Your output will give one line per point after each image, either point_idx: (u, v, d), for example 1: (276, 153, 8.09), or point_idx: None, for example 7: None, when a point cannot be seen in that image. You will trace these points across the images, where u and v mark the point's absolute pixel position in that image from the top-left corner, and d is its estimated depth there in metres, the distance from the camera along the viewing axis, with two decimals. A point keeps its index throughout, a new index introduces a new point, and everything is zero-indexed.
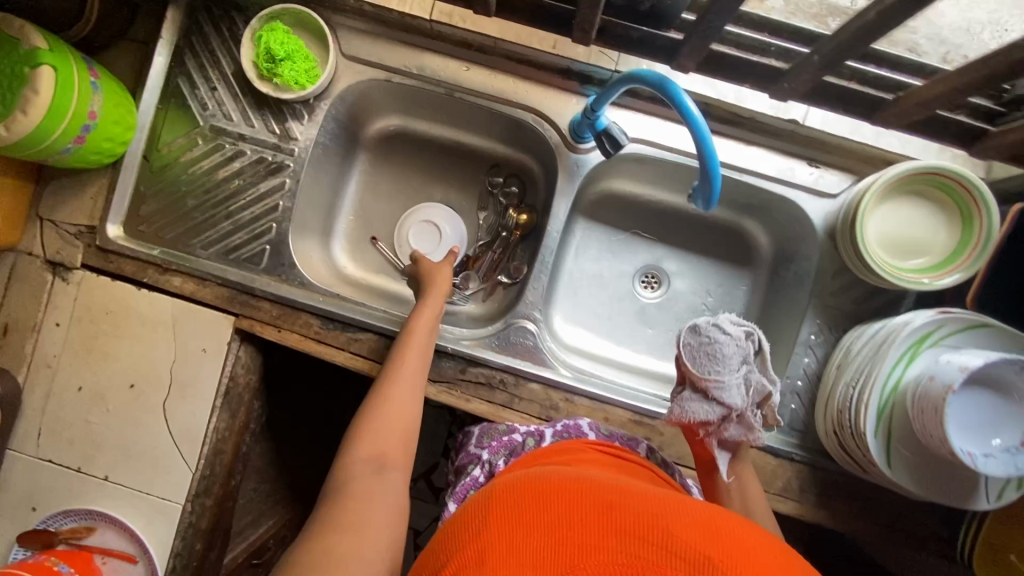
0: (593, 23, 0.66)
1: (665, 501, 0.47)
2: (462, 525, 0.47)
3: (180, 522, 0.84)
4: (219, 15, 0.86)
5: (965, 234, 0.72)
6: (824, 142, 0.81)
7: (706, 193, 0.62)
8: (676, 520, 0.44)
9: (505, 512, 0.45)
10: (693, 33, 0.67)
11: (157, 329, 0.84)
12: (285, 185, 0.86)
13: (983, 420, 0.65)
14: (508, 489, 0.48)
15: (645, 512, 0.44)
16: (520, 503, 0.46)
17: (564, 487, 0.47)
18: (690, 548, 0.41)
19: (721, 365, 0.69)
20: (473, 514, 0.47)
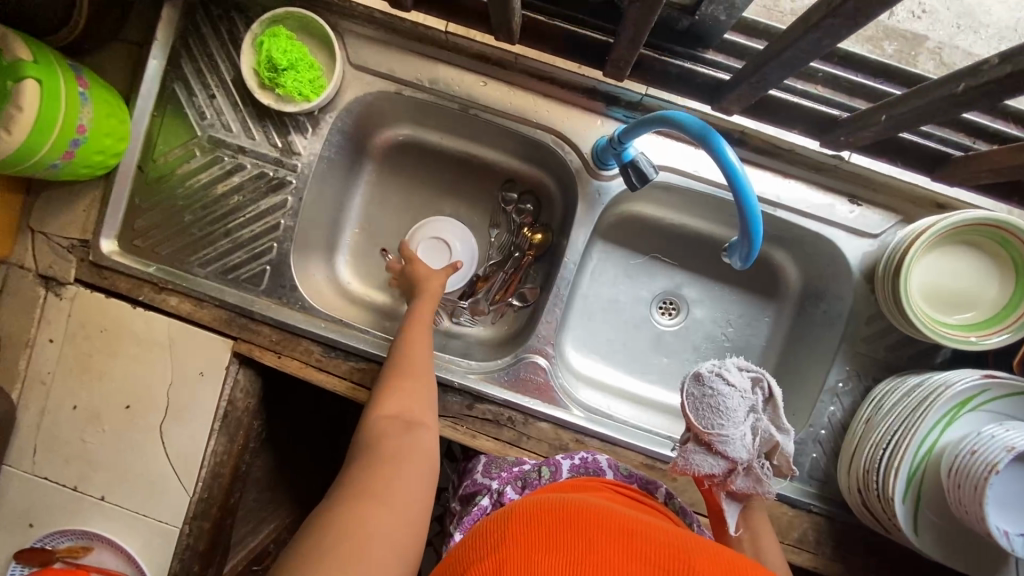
0: (629, 62, 0.61)
1: (685, 537, 0.47)
2: (480, 539, 0.45)
3: (178, 544, 0.82)
4: (218, 15, 0.80)
5: (1018, 291, 0.67)
6: (869, 179, 0.75)
7: (745, 251, 0.57)
8: (698, 555, 0.44)
9: (529, 528, 0.44)
10: (744, 81, 0.61)
11: (154, 349, 0.81)
12: (287, 203, 0.81)
13: (1023, 499, 0.61)
14: (531, 506, 0.47)
15: (667, 545, 0.45)
16: (545, 523, 0.44)
17: (589, 512, 0.46)
18: None
19: (722, 418, 0.64)
20: (493, 526, 0.46)
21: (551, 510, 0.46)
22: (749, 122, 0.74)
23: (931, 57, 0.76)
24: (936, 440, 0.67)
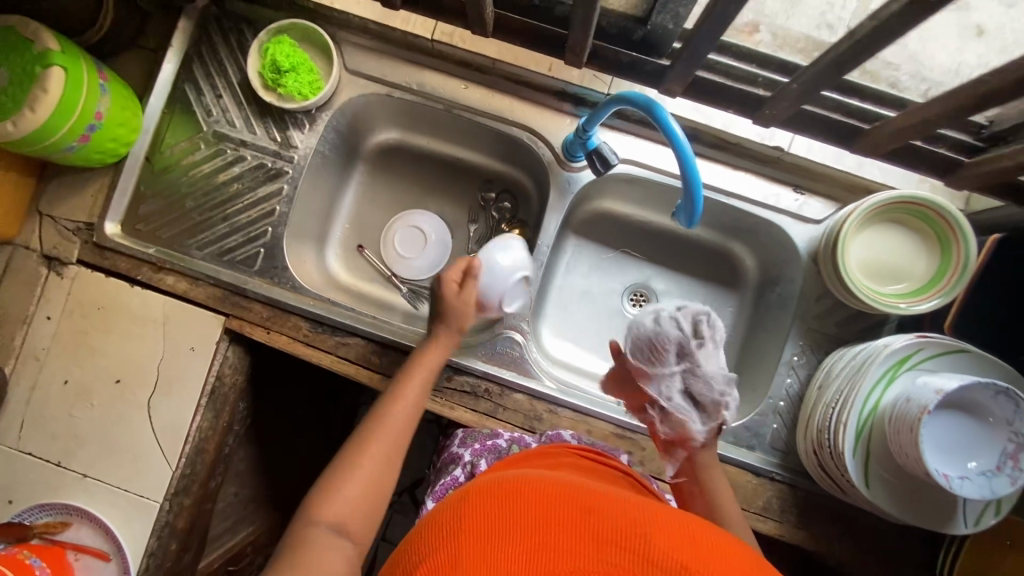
0: (585, 46, 0.70)
1: (647, 509, 0.43)
2: (434, 525, 0.44)
3: (157, 520, 0.84)
4: (229, 27, 0.89)
5: (943, 260, 0.75)
6: (810, 170, 0.84)
7: (688, 211, 0.64)
8: (661, 533, 0.40)
9: (480, 513, 0.42)
10: (680, 59, 0.70)
11: (147, 326, 0.85)
12: (283, 190, 0.88)
13: (961, 444, 0.65)
14: (486, 485, 0.45)
15: (628, 523, 0.41)
16: (497, 508, 0.42)
17: (545, 493, 0.43)
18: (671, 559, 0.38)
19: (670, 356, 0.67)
20: (446, 510, 0.44)
21: (505, 490, 0.44)
22: (698, 119, 0.84)
23: None
24: (880, 398, 0.71)
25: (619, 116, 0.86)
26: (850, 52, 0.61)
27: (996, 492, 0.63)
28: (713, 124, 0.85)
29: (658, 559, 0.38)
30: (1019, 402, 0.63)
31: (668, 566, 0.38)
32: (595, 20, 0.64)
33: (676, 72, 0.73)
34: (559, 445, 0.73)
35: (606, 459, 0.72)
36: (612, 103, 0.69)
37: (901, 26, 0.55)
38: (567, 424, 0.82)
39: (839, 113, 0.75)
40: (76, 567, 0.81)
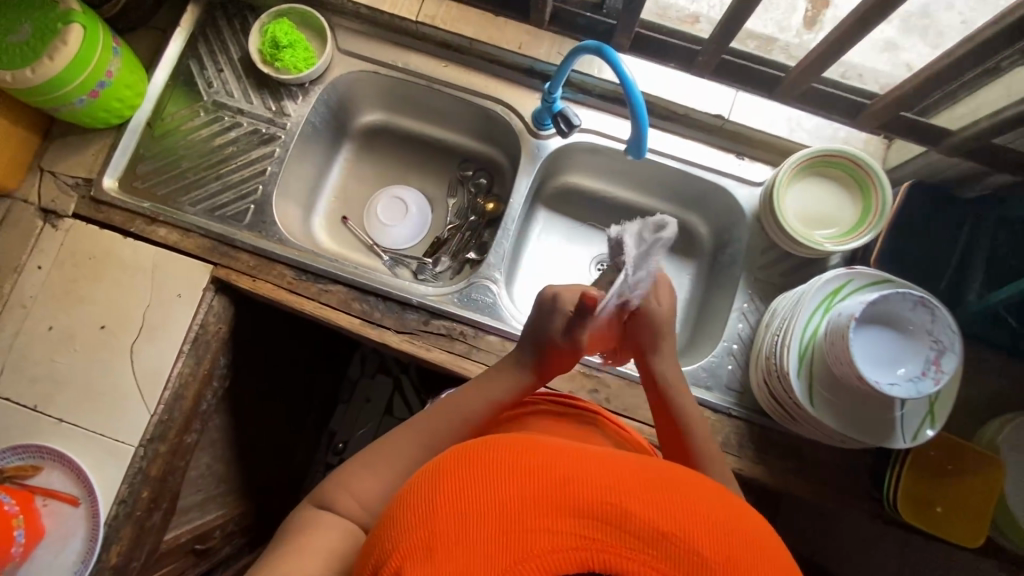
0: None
1: (628, 476, 0.41)
2: (413, 500, 0.42)
3: (131, 465, 0.84)
4: (233, 13, 1.00)
5: (864, 208, 0.85)
6: (747, 136, 0.93)
7: (637, 142, 0.81)
8: (636, 496, 0.39)
9: (456, 487, 0.40)
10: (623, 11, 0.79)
11: (137, 274, 0.89)
12: (275, 153, 0.96)
13: (887, 354, 0.72)
14: (466, 456, 0.43)
15: (603, 487, 0.39)
16: (472, 483, 0.40)
17: (525, 463, 0.41)
18: (648, 526, 0.37)
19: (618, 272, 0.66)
20: (425, 484, 0.43)
21: (482, 461, 0.42)
22: (651, 91, 0.94)
23: None
24: (819, 323, 0.78)
25: (580, 92, 0.96)
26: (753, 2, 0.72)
27: (923, 392, 0.69)
28: (665, 97, 0.94)
29: (631, 527, 0.36)
30: (933, 312, 0.70)
31: (647, 533, 0.36)
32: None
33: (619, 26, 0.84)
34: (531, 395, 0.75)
35: (579, 404, 0.73)
36: (571, 55, 0.81)
37: None
38: None
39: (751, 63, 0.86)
40: (44, 512, 0.82)
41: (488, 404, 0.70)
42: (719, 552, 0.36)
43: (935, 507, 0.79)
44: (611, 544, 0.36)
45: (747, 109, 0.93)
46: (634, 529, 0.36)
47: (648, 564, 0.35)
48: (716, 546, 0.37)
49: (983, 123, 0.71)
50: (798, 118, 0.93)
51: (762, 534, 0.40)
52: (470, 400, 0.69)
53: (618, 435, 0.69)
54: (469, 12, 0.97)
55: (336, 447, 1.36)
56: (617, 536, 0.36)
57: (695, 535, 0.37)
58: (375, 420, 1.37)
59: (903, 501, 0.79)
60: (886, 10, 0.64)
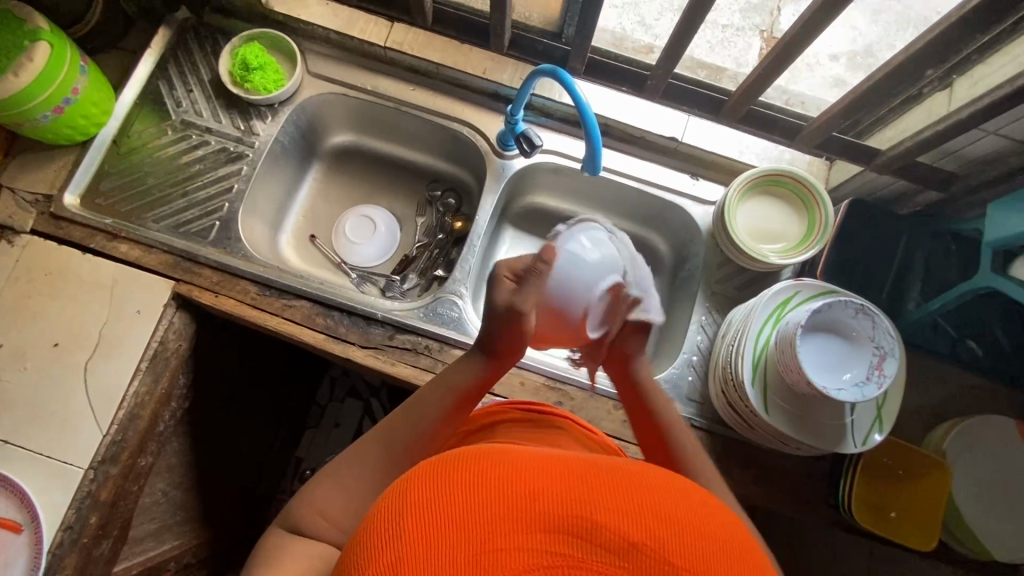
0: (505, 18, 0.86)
1: (603, 479, 0.38)
2: (376, 522, 0.38)
3: (79, 488, 0.81)
4: (204, 36, 1.02)
5: (809, 224, 0.90)
6: (701, 158, 0.99)
7: (592, 162, 0.86)
8: (608, 505, 0.36)
9: (420, 505, 0.37)
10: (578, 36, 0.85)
11: (95, 290, 0.87)
12: (241, 170, 0.97)
13: (833, 361, 0.76)
14: (430, 468, 0.39)
15: (573, 498, 0.36)
16: (438, 500, 0.36)
17: (494, 474, 0.37)
18: (621, 540, 0.34)
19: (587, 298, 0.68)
20: (387, 501, 0.39)
21: (448, 474, 0.38)
22: (608, 114, 0.98)
23: None
24: (770, 334, 0.81)
25: (543, 115, 1.01)
26: (690, 33, 0.77)
27: (868, 396, 0.72)
28: (623, 120, 0.99)
29: (605, 542, 0.34)
30: (873, 319, 0.74)
31: (619, 549, 0.34)
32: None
33: (573, 51, 0.89)
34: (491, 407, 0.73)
35: (547, 409, 0.70)
36: (529, 77, 0.85)
37: (703, 11, 0.73)
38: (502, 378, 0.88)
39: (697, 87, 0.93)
40: None
41: (446, 393, 0.67)
42: (698, 563, 0.35)
43: (889, 512, 0.81)
44: (584, 560, 0.34)
45: (699, 133, 0.99)
46: (609, 545, 0.34)
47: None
48: (694, 556, 0.35)
49: (908, 143, 0.77)
50: (746, 142, 0.99)
51: (731, 523, 0.39)
52: (431, 395, 0.67)
53: (585, 439, 0.67)
54: (436, 38, 1.01)
55: (302, 474, 1.33)
56: (590, 552, 0.34)
57: (673, 546, 0.35)
58: (343, 444, 1.34)
59: (858, 507, 0.81)
60: (810, 37, 0.71)
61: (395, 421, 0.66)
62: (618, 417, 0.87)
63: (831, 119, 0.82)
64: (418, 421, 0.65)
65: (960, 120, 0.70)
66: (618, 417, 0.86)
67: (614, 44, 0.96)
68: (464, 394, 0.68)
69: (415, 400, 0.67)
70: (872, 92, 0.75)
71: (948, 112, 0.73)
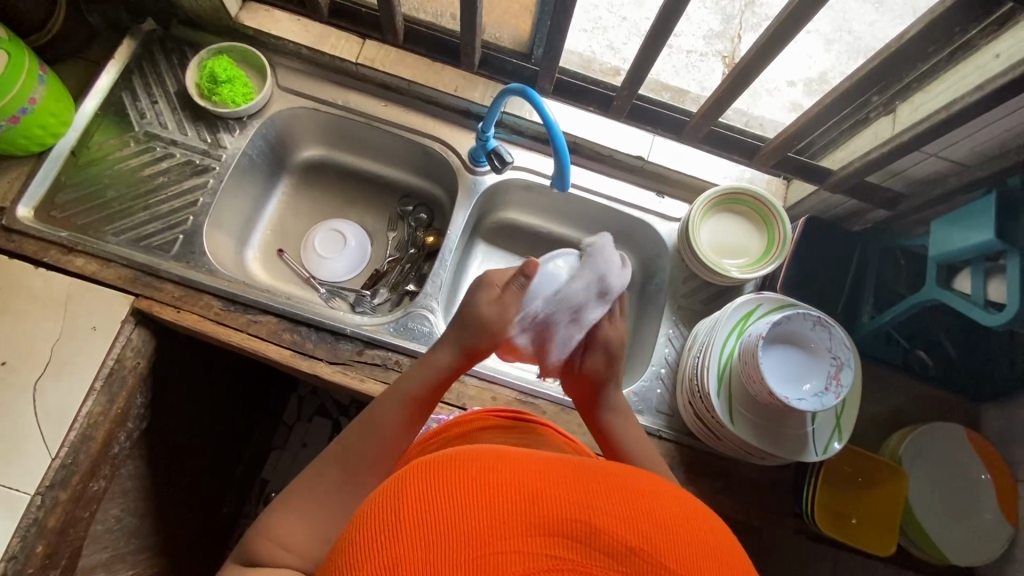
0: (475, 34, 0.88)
1: (596, 486, 0.41)
2: (374, 522, 0.39)
3: (25, 516, 0.77)
4: (171, 47, 1.01)
5: (769, 241, 0.94)
6: (666, 176, 1.02)
7: (561, 179, 0.88)
8: (602, 510, 0.39)
9: (422, 509, 0.38)
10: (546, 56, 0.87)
11: (47, 306, 0.83)
12: (207, 184, 0.96)
13: (793, 372, 0.78)
14: (432, 468, 0.41)
15: (570, 502, 0.39)
16: (440, 501, 0.38)
17: (495, 479, 0.40)
18: (615, 542, 0.37)
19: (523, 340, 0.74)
20: (387, 501, 0.40)
21: (449, 476, 0.40)
22: (577, 133, 1.01)
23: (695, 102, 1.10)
24: (734, 347, 0.84)
25: (514, 133, 1.03)
26: (653, 55, 0.80)
27: (825, 405, 0.75)
28: (590, 139, 1.01)
29: (601, 545, 0.37)
30: (830, 330, 0.77)
31: (614, 551, 0.37)
32: (479, 20, 0.85)
33: (541, 72, 0.91)
34: (465, 415, 0.71)
35: (523, 417, 0.71)
36: (500, 96, 0.87)
37: (664, 36, 0.77)
38: (473, 391, 0.87)
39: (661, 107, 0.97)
40: None
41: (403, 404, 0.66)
42: (685, 564, 0.37)
43: (849, 519, 0.84)
44: (581, 563, 0.36)
45: (664, 152, 1.02)
46: (606, 548, 0.37)
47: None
48: (682, 558, 0.38)
49: (858, 163, 0.81)
50: (709, 162, 1.03)
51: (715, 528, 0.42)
52: (385, 407, 0.66)
53: (559, 444, 0.68)
54: (407, 56, 1.02)
55: (267, 496, 1.28)
56: (588, 556, 0.36)
57: (663, 549, 0.37)
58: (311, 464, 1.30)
59: (820, 514, 0.84)
60: (764, 62, 0.75)
61: (353, 438, 0.64)
62: (589, 430, 0.87)
63: (786, 140, 0.86)
64: (374, 434, 0.64)
65: (903, 143, 0.74)
66: (588, 430, 0.87)
67: (582, 64, 0.99)
68: (422, 401, 0.67)
69: (371, 413, 0.65)
70: (824, 115, 0.80)
71: (893, 135, 0.77)
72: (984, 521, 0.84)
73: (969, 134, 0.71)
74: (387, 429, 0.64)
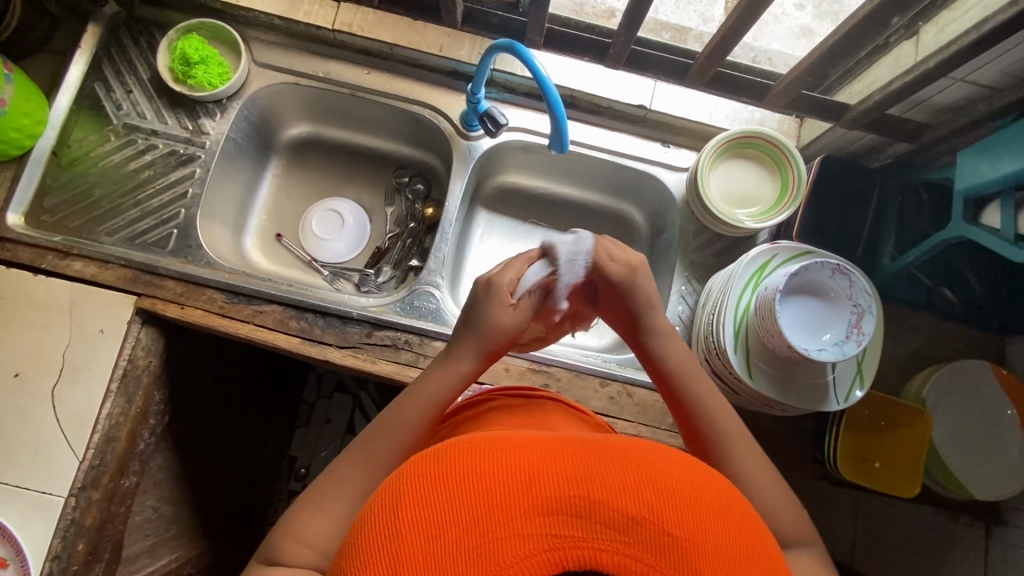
0: None
1: (596, 459, 0.40)
2: (376, 518, 0.39)
3: (62, 518, 0.79)
4: (139, 31, 0.96)
5: (784, 187, 0.90)
6: (670, 124, 0.97)
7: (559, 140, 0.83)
8: (603, 484, 0.38)
9: (422, 505, 0.38)
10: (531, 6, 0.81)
11: (52, 313, 0.83)
12: (195, 174, 0.93)
13: (812, 323, 0.76)
14: (430, 461, 0.41)
15: (568, 479, 0.38)
16: (438, 496, 0.38)
17: (491, 464, 0.39)
18: (617, 513, 0.36)
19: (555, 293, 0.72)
20: (387, 500, 0.40)
21: (444, 468, 0.39)
22: (572, 86, 0.96)
23: (698, 40, 0.91)
24: (750, 300, 0.81)
25: (506, 91, 0.97)
26: None
27: (847, 355, 0.73)
28: (588, 92, 0.96)
29: (601, 518, 0.36)
30: (850, 278, 0.73)
31: (616, 524, 0.36)
32: None
33: (530, 23, 0.84)
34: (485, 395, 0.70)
35: (533, 395, 0.70)
36: (487, 53, 0.81)
37: None
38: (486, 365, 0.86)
39: (665, 53, 0.90)
40: None
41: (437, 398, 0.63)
42: (692, 528, 0.36)
43: (872, 462, 0.83)
44: (585, 540, 0.35)
45: (667, 99, 0.96)
46: (607, 521, 0.36)
47: (622, 553, 0.35)
48: (684, 522, 0.37)
49: (878, 96, 0.76)
50: (716, 106, 0.98)
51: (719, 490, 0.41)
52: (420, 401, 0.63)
53: (571, 416, 0.67)
54: (387, 16, 0.96)
55: (297, 472, 1.30)
56: (589, 530, 0.36)
57: (667, 516, 0.36)
58: (335, 440, 1.31)
59: (841, 459, 0.83)
60: None
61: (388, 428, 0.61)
62: (605, 394, 0.86)
63: (800, 77, 0.79)
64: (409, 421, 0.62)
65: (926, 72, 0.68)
66: (604, 394, 0.86)
67: (576, 11, 0.92)
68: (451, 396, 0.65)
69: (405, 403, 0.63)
70: (840, 46, 0.73)
71: (916, 62, 0.71)
72: (1009, 456, 0.83)
73: (998, 55, 0.65)
74: (412, 429, 0.61)
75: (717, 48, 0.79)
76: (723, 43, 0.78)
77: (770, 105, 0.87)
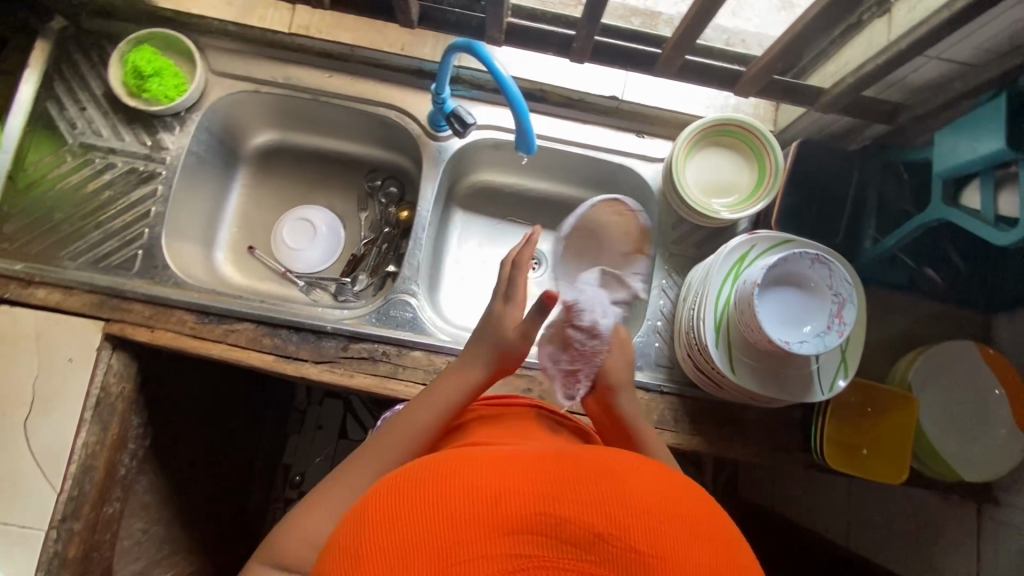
0: None
1: (564, 476, 0.38)
2: (341, 545, 0.38)
3: (44, 551, 0.78)
4: (89, 44, 0.93)
5: (761, 174, 0.87)
6: (642, 114, 0.94)
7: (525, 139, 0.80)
8: (572, 498, 0.36)
9: (386, 530, 0.36)
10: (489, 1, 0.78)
11: (18, 344, 0.81)
12: (157, 191, 0.90)
13: (793, 314, 0.75)
14: (398, 484, 0.40)
15: (536, 496, 0.36)
16: (403, 519, 0.36)
17: (457, 486, 0.38)
18: (586, 530, 0.34)
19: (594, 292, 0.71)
20: (354, 525, 0.38)
21: (411, 489, 0.38)
22: (541, 81, 0.93)
23: (667, 25, 0.88)
24: (730, 293, 0.79)
25: (473, 88, 0.94)
26: None
27: (828, 346, 0.71)
28: (557, 85, 0.94)
29: (569, 535, 0.34)
30: (829, 266, 0.72)
31: (583, 542, 0.34)
32: None
33: (489, 18, 0.81)
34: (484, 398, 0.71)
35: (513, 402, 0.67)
36: (448, 53, 0.79)
37: None
38: None
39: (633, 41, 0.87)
40: None
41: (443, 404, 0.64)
42: (662, 544, 0.35)
43: (859, 450, 0.82)
44: (553, 561, 0.33)
45: (639, 89, 0.94)
46: (574, 538, 0.34)
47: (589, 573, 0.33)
48: (656, 539, 0.35)
49: (851, 78, 0.73)
50: (689, 93, 0.95)
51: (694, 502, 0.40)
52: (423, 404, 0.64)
53: (558, 424, 0.64)
54: (345, 17, 0.92)
55: (291, 481, 1.28)
56: (556, 549, 0.34)
57: (636, 532, 0.35)
58: (328, 447, 1.29)
59: (829, 449, 0.82)
60: None
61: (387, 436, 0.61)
62: None
63: (772, 60, 0.76)
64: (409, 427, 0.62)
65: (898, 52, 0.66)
66: None
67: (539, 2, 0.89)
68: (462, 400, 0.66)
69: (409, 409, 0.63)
70: (809, 28, 0.71)
71: (888, 42, 0.69)
72: (998, 436, 0.82)
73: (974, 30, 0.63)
74: (410, 439, 0.61)
75: (683, 35, 0.77)
76: (689, 31, 0.75)
77: (742, 91, 0.85)
